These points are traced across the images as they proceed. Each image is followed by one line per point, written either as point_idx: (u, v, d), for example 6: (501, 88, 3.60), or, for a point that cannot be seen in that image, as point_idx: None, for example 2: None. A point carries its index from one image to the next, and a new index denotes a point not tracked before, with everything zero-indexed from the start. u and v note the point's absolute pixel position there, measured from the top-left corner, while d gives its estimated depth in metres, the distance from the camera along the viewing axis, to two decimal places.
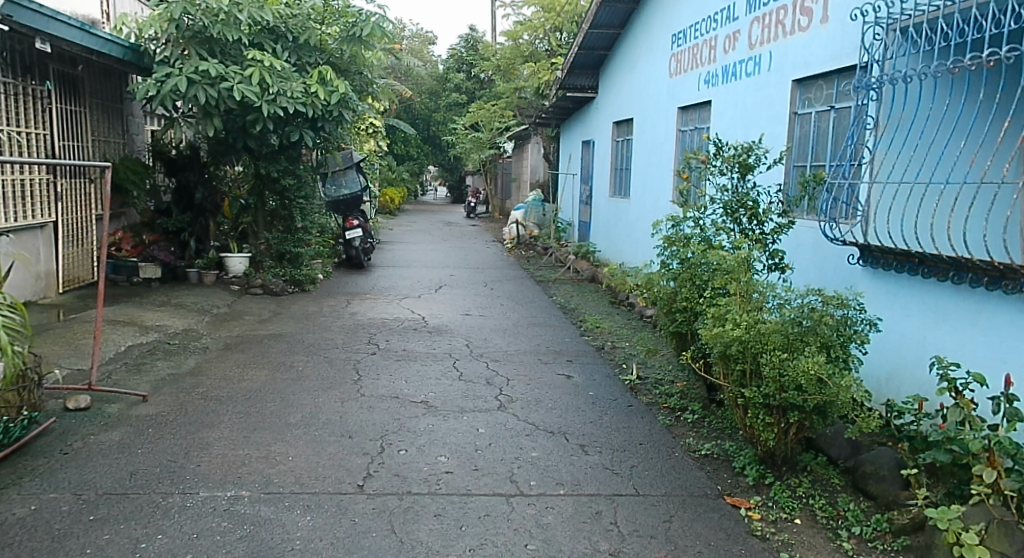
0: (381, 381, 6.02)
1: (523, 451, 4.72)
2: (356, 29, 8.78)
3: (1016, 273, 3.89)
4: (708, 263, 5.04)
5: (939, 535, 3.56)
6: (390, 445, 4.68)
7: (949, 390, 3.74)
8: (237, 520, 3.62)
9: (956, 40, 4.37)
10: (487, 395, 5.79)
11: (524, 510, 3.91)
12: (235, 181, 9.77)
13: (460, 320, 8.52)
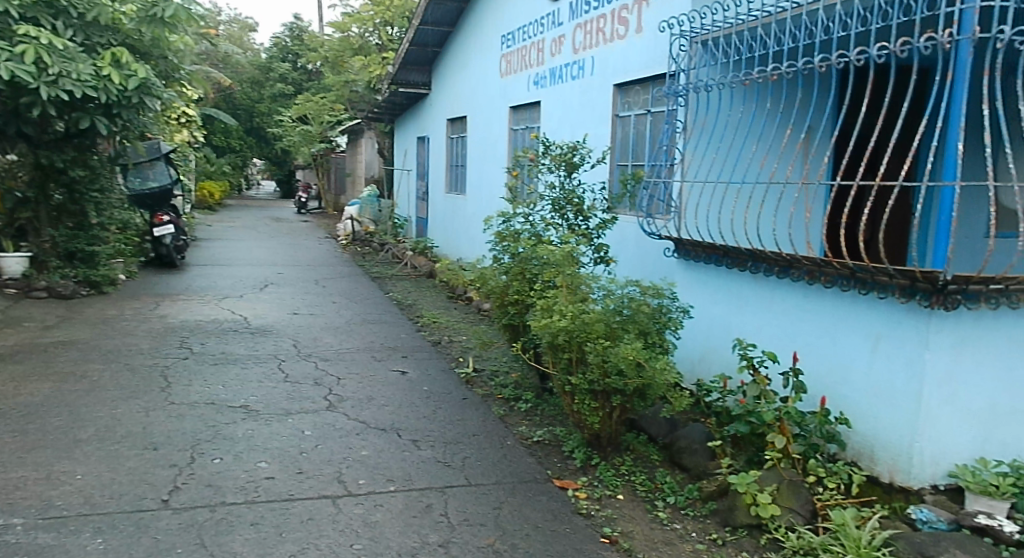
0: (195, 387, 5.80)
1: (352, 450, 4.73)
2: (156, 10, 8.07)
3: (795, 263, 4.30)
4: (537, 257, 5.27)
5: (739, 498, 3.90)
6: (202, 454, 4.54)
7: (748, 368, 4.15)
8: (9, 550, 3.39)
9: (746, 54, 4.85)
10: (314, 396, 5.73)
11: (351, 510, 3.94)
12: (6, 170, 8.83)
13: (287, 320, 8.33)
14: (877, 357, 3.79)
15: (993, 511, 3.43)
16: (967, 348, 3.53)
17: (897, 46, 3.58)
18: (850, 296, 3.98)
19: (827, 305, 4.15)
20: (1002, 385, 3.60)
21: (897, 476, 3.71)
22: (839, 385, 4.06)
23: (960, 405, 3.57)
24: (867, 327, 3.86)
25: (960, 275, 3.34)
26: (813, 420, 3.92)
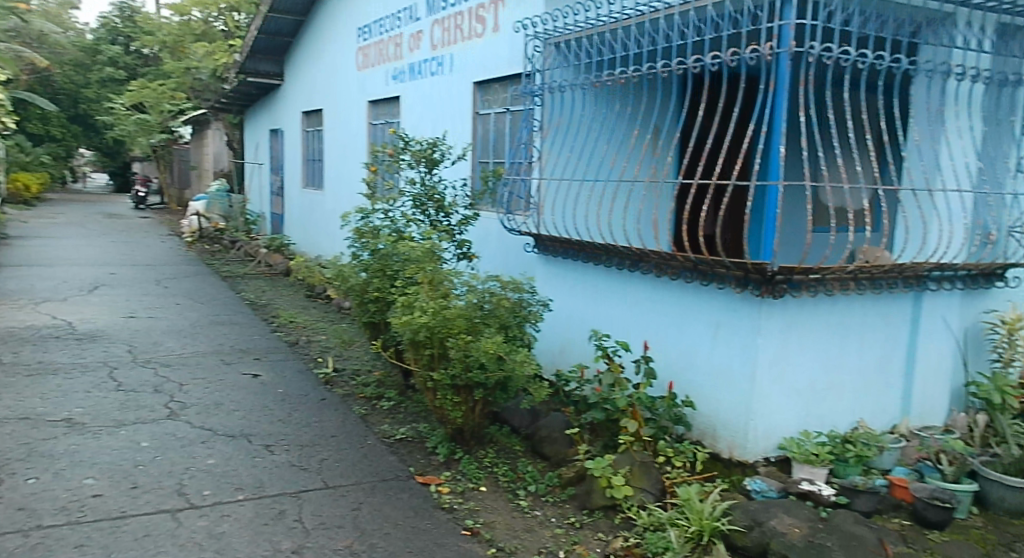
0: (7, 402, 5.38)
1: (196, 460, 4.58)
2: None
3: (644, 256, 4.55)
4: (398, 254, 5.26)
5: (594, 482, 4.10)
6: (15, 475, 4.24)
7: (602, 358, 4.37)
8: None
9: (596, 58, 5.09)
10: (152, 405, 5.48)
11: (193, 523, 3.82)
12: None
13: (122, 324, 7.87)
14: (718, 343, 4.10)
15: (814, 477, 3.81)
16: (793, 332, 3.88)
17: (728, 55, 3.93)
18: (693, 287, 4.27)
19: (674, 295, 4.42)
20: (823, 363, 3.99)
21: (736, 450, 4.02)
22: (685, 369, 4.34)
23: (788, 383, 3.92)
24: (709, 315, 4.16)
25: (784, 267, 3.66)
26: (662, 404, 4.21)
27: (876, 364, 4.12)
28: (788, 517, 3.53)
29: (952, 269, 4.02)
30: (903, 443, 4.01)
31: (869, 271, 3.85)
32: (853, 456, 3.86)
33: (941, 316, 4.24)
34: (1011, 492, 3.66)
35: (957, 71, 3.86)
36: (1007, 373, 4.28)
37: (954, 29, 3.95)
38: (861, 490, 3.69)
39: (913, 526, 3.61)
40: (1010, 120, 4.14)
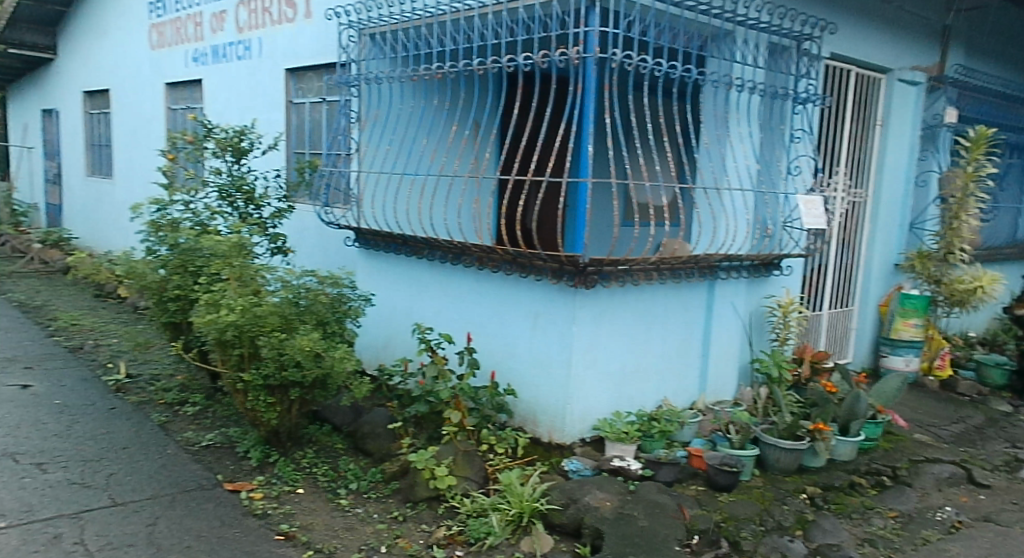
0: None
1: None
2: None
3: (465, 250, 4.64)
4: (203, 249, 4.91)
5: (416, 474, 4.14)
6: None
7: (426, 350, 4.42)
8: None
9: (413, 52, 5.13)
10: None
11: None
12: None
13: None
14: (537, 333, 4.29)
15: (625, 454, 4.11)
16: (604, 320, 4.15)
17: (540, 56, 4.12)
18: (513, 279, 4.43)
19: (495, 287, 4.57)
20: (631, 349, 4.29)
21: (555, 434, 4.23)
22: (507, 359, 4.51)
23: (600, 368, 4.19)
24: (528, 306, 4.34)
25: (595, 258, 3.90)
26: (485, 394, 4.35)
27: (677, 347, 4.51)
28: (600, 492, 3.80)
29: (738, 260, 4.44)
30: (700, 417, 4.41)
31: (669, 264, 4.19)
32: (658, 431, 4.19)
33: (730, 303, 4.67)
34: (784, 453, 4.14)
35: (737, 82, 4.28)
36: (782, 350, 4.80)
37: (734, 46, 4.37)
38: (662, 462, 4.01)
39: (706, 490, 3.99)
40: (781, 127, 4.65)
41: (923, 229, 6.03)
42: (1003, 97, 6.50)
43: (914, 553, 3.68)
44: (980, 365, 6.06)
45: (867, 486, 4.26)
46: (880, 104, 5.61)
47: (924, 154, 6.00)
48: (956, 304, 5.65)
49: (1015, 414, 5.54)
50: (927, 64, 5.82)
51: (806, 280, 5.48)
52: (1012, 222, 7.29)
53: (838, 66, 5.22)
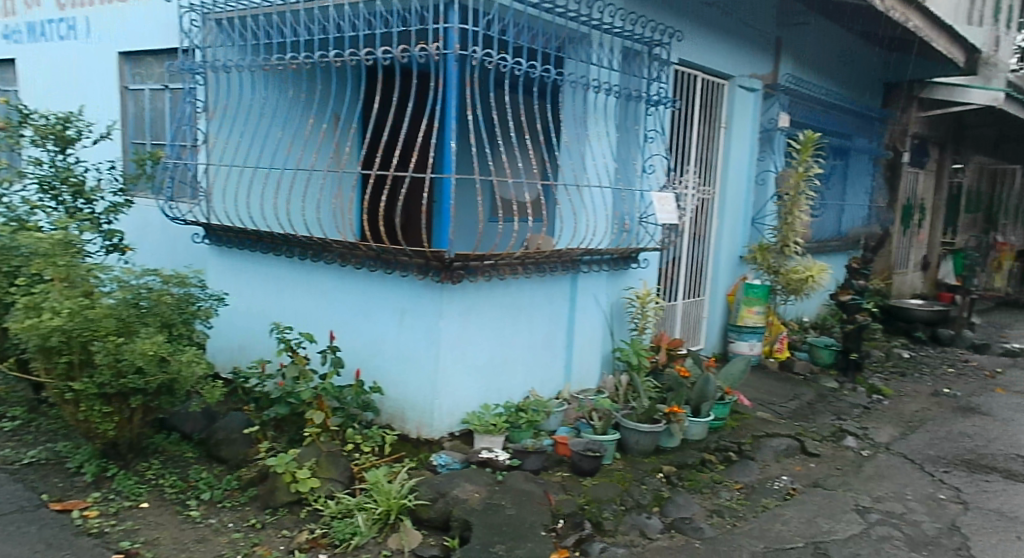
0: None
1: None
2: None
3: (326, 246, 4.56)
4: (21, 247, 4.49)
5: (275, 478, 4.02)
6: None
7: (286, 350, 4.32)
8: None
9: (265, 40, 4.96)
10: None
11: None
12: None
13: None
14: (403, 329, 4.29)
15: (493, 445, 4.20)
16: (471, 315, 4.21)
17: (399, 51, 4.11)
18: (377, 275, 4.40)
19: (359, 285, 4.52)
20: (499, 343, 4.39)
21: (423, 430, 4.25)
22: (372, 358, 4.47)
23: (468, 362, 4.25)
24: (394, 302, 4.32)
25: (460, 254, 3.96)
26: (349, 393, 4.25)
27: (542, 340, 4.65)
28: (469, 484, 3.86)
29: (598, 254, 4.66)
30: (565, 404, 4.60)
31: (533, 258, 4.32)
32: (525, 421, 4.33)
33: (592, 295, 4.87)
34: (643, 436, 4.38)
35: (595, 84, 4.51)
36: (642, 338, 5.03)
37: (591, 48, 4.54)
38: (531, 451, 4.15)
39: (570, 476, 4.14)
40: (635, 128, 4.91)
41: (763, 223, 6.61)
42: (825, 104, 7.18)
43: (755, 520, 4.01)
44: (812, 348, 6.67)
45: (716, 461, 4.58)
46: (724, 107, 6.00)
47: (763, 155, 6.51)
48: (792, 292, 6.08)
49: (840, 390, 6.18)
50: (762, 73, 6.28)
51: (663, 272, 5.79)
52: (838, 217, 7.85)
53: (685, 72, 5.56)
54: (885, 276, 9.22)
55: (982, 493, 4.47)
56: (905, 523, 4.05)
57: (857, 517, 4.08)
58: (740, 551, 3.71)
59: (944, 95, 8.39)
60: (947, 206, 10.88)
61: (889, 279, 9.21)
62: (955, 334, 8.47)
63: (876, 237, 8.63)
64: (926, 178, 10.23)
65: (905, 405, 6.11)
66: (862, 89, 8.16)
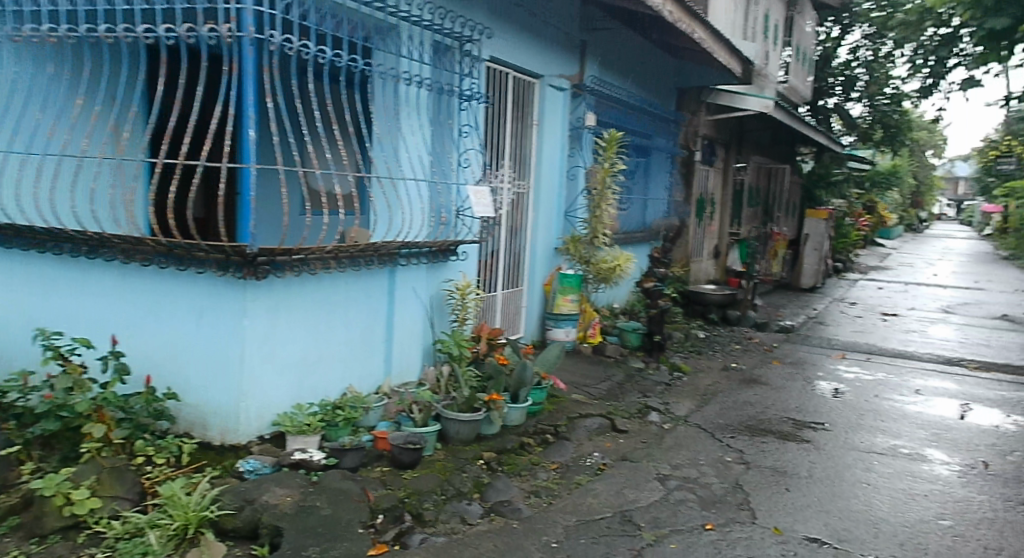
0: None
1: None
2: None
3: (106, 242, 4.15)
4: None
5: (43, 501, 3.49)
6: None
7: (56, 360, 3.85)
8: None
9: (13, 8, 4.38)
10: None
11: None
12: None
13: None
14: (202, 329, 3.98)
15: (308, 446, 4.08)
16: (279, 313, 4.03)
17: (183, 30, 3.80)
18: (168, 273, 4.05)
19: (146, 284, 4.13)
20: (310, 340, 4.23)
21: (227, 436, 4.00)
22: (166, 362, 4.12)
23: (277, 362, 4.07)
24: (190, 301, 4.01)
25: (264, 248, 3.78)
26: (138, 401, 3.90)
27: (359, 335, 4.56)
28: (280, 489, 3.68)
29: (416, 247, 4.67)
30: (385, 400, 4.55)
31: (347, 251, 4.25)
32: (342, 419, 4.22)
33: (411, 289, 4.86)
34: (463, 425, 4.44)
35: (405, 77, 4.51)
36: (462, 330, 5.09)
37: (399, 40, 4.54)
38: (348, 448, 4.05)
39: (390, 470, 4.11)
40: (449, 123, 4.94)
41: (575, 217, 6.92)
42: (628, 105, 7.65)
43: (569, 497, 4.24)
44: (621, 332, 7.18)
45: (534, 444, 4.80)
46: (536, 106, 6.25)
47: (572, 152, 6.83)
48: (601, 280, 6.48)
49: (645, 369, 6.70)
50: (571, 75, 6.62)
51: (483, 265, 5.88)
52: (642, 210, 8.50)
53: (497, 69, 5.70)
54: (683, 263, 10.03)
55: (761, 453, 5.09)
56: (698, 486, 4.50)
57: (658, 485, 4.46)
58: (555, 526, 3.90)
59: (725, 100, 9.41)
60: (732, 201, 12.04)
61: (686, 266, 10.02)
62: (741, 315, 9.52)
63: (675, 228, 9.19)
64: (714, 175, 11.25)
65: (700, 380, 6.80)
66: (661, 93, 8.79)
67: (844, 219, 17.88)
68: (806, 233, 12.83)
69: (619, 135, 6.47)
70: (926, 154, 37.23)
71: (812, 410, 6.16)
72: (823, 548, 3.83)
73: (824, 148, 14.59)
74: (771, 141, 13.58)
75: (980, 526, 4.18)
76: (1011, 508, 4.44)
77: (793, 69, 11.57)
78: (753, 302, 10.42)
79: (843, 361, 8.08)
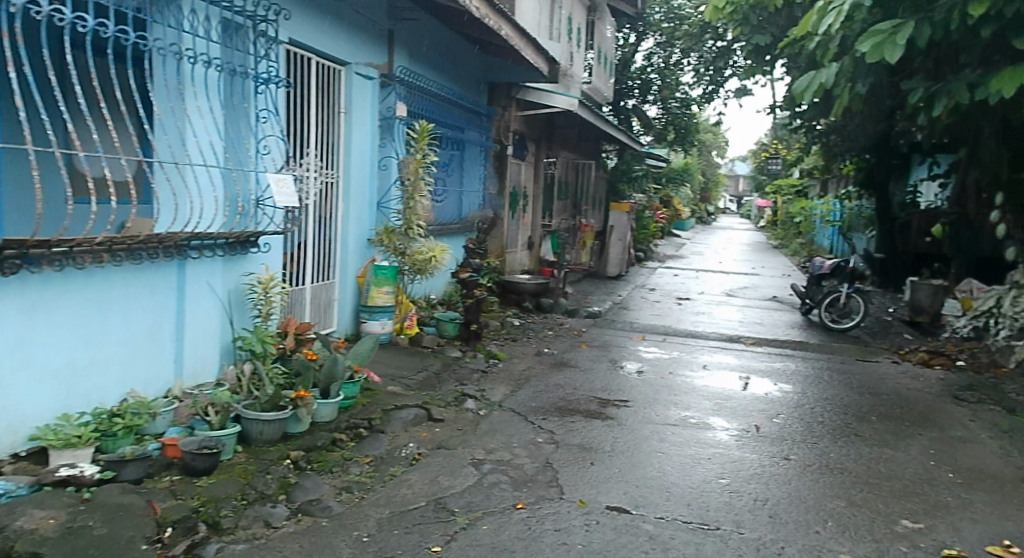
0: None
1: None
2: None
3: None
4: None
5: None
6: None
7: None
8: None
9: None
10: None
11: None
12: None
13: None
14: None
15: (77, 460, 3.62)
16: (36, 313, 3.57)
17: None
18: None
19: None
20: (78, 342, 3.80)
21: None
22: None
23: (35, 369, 3.60)
24: None
25: (15, 241, 3.31)
26: None
27: (140, 335, 4.17)
28: (40, 510, 3.27)
29: (209, 237, 4.43)
30: (175, 403, 4.23)
31: (122, 242, 3.88)
32: (121, 428, 3.84)
33: (205, 282, 4.58)
34: (266, 425, 4.25)
35: (186, 53, 4.25)
36: (266, 325, 4.86)
37: (180, 14, 4.20)
38: (128, 459, 3.71)
39: (182, 478, 3.82)
40: (244, 106, 4.78)
41: (388, 207, 6.82)
42: (439, 97, 7.64)
43: (382, 489, 4.21)
44: (438, 322, 7.28)
45: (347, 439, 4.68)
46: (342, 93, 6.10)
47: (384, 142, 6.72)
48: (417, 271, 6.45)
49: (461, 359, 6.77)
50: (379, 63, 6.51)
51: (290, 256, 5.65)
52: (457, 202, 8.48)
53: (299, 53, 5.47)
54: (498, 254, 10.27)
55: (569, 432, 5.31)
56: (511, 468, 4.62)
57: (472, 470, 4.54)
58: (366, 521, 3.85)
59: (534, 97, 9.80)
60: (543, 193, 12.45)
61: (501, 257, 10.28)
62: (552, 303, 9.89)
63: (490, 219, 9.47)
64: (526, 169, 11.54)
65: (515, 366, 7.02)
66: (472, 87, 8.89)
67: (643, 212, 19.13)
68: (611, 224, 13.77)
69: (430, 126, 6.44)
70: (710, 151, 40.67)
71: (615, 388, 6.54)
72: (621, 515, 4.07)
73: (625, 146, 15.48)
74: (577, 138, 14.20)
75: (752, 481, 4.65)
76: (776, 463, 4.97)
77: (595, 71, 12.13)
78: (564, 291, 10.88)
79: (643, 342, 8.63)
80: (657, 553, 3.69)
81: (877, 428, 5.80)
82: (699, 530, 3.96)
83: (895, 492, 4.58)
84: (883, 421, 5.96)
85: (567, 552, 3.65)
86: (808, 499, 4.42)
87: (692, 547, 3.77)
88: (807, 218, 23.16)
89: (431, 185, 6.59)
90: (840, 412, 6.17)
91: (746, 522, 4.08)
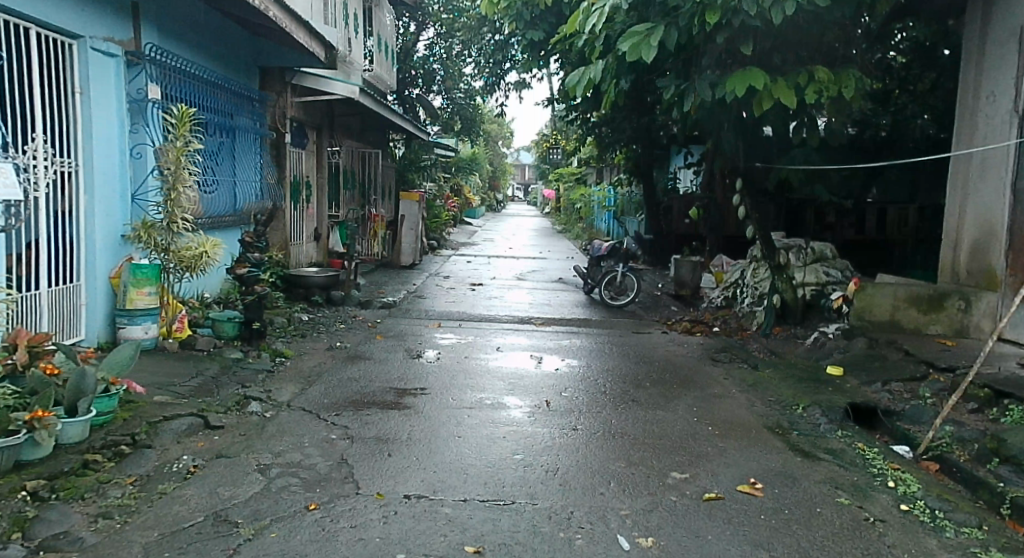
0: None
1: None
2: None
3: None
4: None
5: None
6: None
7: None
8: None
9: None
10: None
11: None
12: None
13: None
14: None
15: None
16: None
17: None
18: None
19: None
20: None
21: None
22: None
23: None
24: None
25: None
26: None
27: None
28: None
29: None
30: None
31: None
32: None
33: None
34: None
35: None
36: None
37: None
38: None
39: None
40: None
41: (146, 199, 6.23)
42: (198, 78, 7.09)
43: (151, 510, 3.81)
44: (214, 322, 6.72)
45: (103, 460, 4.20)
46: (76, 72, 5.44)
47: (135, 127, 6.13)
48: (184, 269, 5.96)
49: (243, 359, 6.34)
50: (120, 39, 5.88)
51: (18, 258, 4.97)
52: (231, 193, 7.93)
53: (9, 20, 4.81)
54: (280, 248, 9.83)
55: (364, 425, 5.15)
56: (302, 468, 4.38)
57: (258, 476, 4.24)
58: (130, 547, 3.46)
59: (311, 83, 9.44)
60: (328, 183, 12.03)
61: (284, 251, 9.84)
62: (341, 294, 9.56)
63: (269, 211, 8.97)
64: (307, 158, 11.05)
65: (304, 362, 6.70)
66: (240, 70, 8.34)
67: (434, 201, 19.16)
68: (400, 214, 13.64)
69: (190, 109, 5.94)
70: (495, 143, 41.66)
71: (411, 377, 6.44)
72: (419, 502, 3.99)
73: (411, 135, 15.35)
74: (360, 126, 13.91)
75: (544, 453, 4.76)
76: (565, 434, 5.13)
77: (376, 59, 11.88)
78: (355, 282, 10.58)
79: (439, 328, 8.62)
80: (456, 534, 3.66)
81: (649, 393, 6.18)
82: (496, 506, 3.98)
83: (665, 448, 4.91)
84: (657, 386, 6.38)
85: (363, 548, 3.51)
86: (596, 464, 4.60)
87: (490, 523, 3.78)
88: (587, 204, 24.31)
89: (193, 174, 6.07)
90: (618, 381, 6.52)
91: (539, 493, 4.16)
